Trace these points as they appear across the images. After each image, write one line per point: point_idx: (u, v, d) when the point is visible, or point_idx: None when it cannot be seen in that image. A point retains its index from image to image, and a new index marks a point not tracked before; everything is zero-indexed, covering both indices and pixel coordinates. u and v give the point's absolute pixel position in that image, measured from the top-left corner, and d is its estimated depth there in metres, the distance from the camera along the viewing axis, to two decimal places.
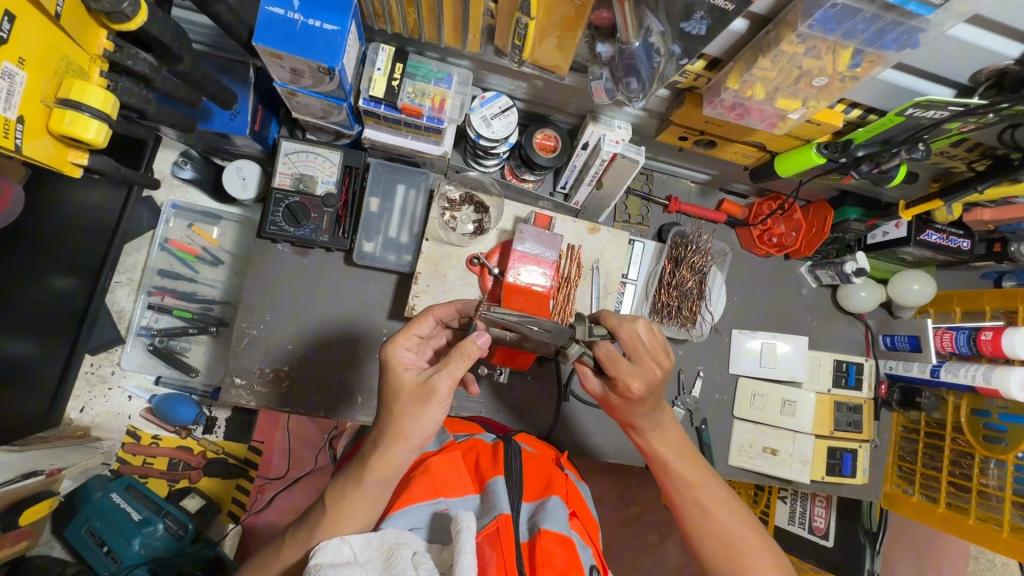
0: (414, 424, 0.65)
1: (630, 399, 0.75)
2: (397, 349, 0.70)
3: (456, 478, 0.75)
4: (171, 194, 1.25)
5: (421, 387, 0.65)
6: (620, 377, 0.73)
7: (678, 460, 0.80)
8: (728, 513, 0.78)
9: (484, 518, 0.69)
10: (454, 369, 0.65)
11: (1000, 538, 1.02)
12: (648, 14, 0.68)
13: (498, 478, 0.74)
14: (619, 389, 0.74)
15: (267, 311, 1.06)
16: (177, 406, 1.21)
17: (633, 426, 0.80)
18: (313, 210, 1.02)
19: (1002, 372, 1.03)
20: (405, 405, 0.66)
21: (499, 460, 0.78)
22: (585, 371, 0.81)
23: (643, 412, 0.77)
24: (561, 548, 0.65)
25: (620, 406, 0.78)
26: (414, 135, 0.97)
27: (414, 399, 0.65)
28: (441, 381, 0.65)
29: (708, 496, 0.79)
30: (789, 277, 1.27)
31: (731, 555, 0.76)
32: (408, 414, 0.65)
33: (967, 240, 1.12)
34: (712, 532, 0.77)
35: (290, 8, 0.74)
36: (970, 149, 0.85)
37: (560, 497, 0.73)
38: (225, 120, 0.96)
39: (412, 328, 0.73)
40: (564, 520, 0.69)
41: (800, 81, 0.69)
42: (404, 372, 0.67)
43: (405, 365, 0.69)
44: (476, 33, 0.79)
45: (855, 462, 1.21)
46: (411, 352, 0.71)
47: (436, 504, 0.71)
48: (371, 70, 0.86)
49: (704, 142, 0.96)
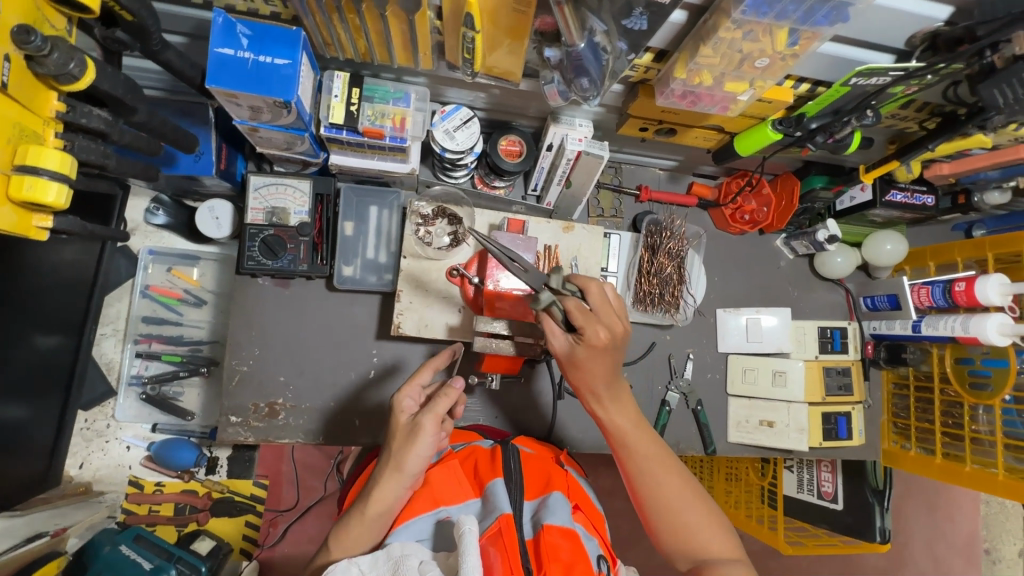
0: (408, 458, 0.70)
1: (595, 353, 0.77)
2: (401, 395, 0.76)
3: (454, 485, 0.76)
4: (146, 241, 1.25)
5: (410, 426, 0.72)
6: (589, 327, 0.76)
7: (633, 432, 0.83)
8: (679, 488, 0.81)
9: (486, 521, 0.70)
10: (437, 407, 0.72)
11: (998, 481, 1.05)
12: (589, 15, 0.69)
13: (498, 480, 0.75)
14: (585, 339, 0.76)
15: (256, 346, 1.06)
16: (177, 450, 1.21)
17: (600, 391, 0.81)
18: (289, 241, 1.03)
19: (979, 320, 1.05)
20: (397, 444, 0.72)
21: (496, 463, 0.79)
22: (551, 325, 0.79)
23: (603, 374, 0.80)
24: (564, 540, 0.66)
25: (583, 366, 0.79)
26: (380, 156, 0.98)
27: (404, 438, 0.72)
28: (425, 417, 0.71)
29: (660, 467, 0.82)
30: (765, 251, 1.30)
31: (679, 526, 0.79)
32: (400, 452, 0.71)
33: (932, 196, 1.14)
34: (663, 503, 0.80)
35: (239, 47, 0.74)
36: (919, 109, 0.87)
37: (561, 493, 0.75)
38: (191, 162, 0.96)
39: (416, 376, 0.79)
40: (566, 513, 0.70)
41: (744, 64, 0.70)
42: (403, 414, 0.74)
43: (402, 410, 0.75)
44: (426, 51, 0.80)
45: (850, 424, 1.23)
46: (413, 398, 0.77)
47: (437, 513, 0.72)
48: (329, 98, 0.87)
49: (666, 130, 0.98)
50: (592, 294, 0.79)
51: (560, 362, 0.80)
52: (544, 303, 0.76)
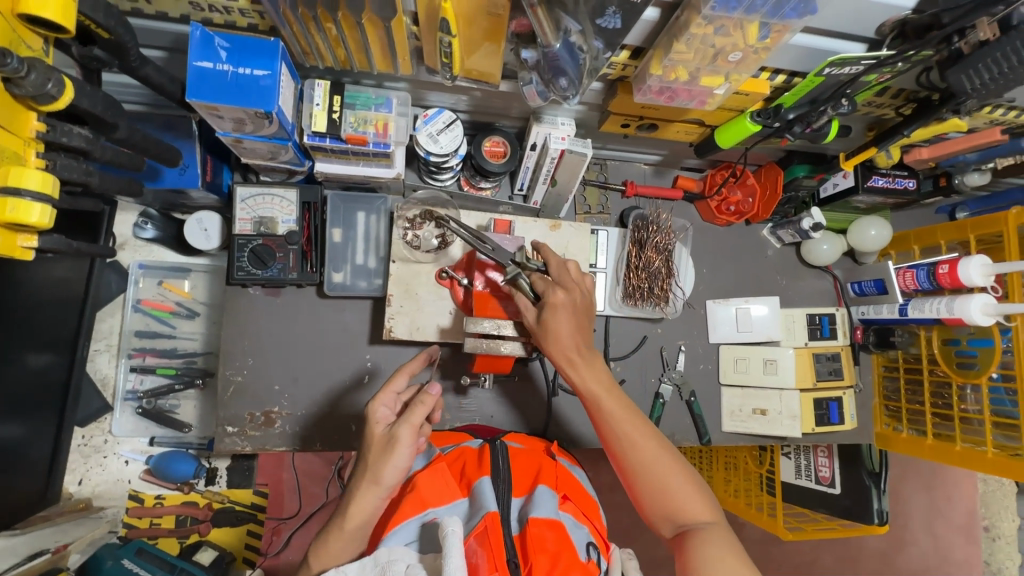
0: (384, 470, 0.71)
1: (560, 316, 0.85)
2: (376, 405, 0.77)
3: (442, 487, 0.77)
4: (136, 255, 1.25)
5: (386, 438, 0.73)
6: (549, 291, 0.86)
7: (607, 396, 0.84)
8: (656, 453, 0.81)
9: (473, 519, 0.72)
10: (413, 418, 0.73)
11: (986, 458, 1.05)
12: (563, 15, 0.70)
13: (484, 478, 0.77)
14: (549, 303, 0.85)
15: (250, 356, 1.06)
16: (175, 462, 1.22)
17: (574, 357, 0.85)
18: (278, 250, 1.04)
19: (963, 301, 1.06)
20: (374, 456, 0.73)
21: (484, 463, 0.81)
22: (523, 300, 0.88)
23: (572, 337, 0.85)
24: (550, 530, 0.69)
25: (551, 332, 0.85)
26: (365, 162, 0.98)
27: (380, 449, 0.73)
28: (401, 428, 0.72)
29: (636, 432, 0.82)
30: (752, 241, 1.31)
31: (656, 486, 0.79)
32: (377, 464, 0.72)
33: (914, 180, 1.15)
34: (640, 464, 0.80)
35: (218, 60, 0.74)
36: (894, 95, 0.88)
37: (547, 485, 0.77)
38: (176, 176, 0.96)
39: (390, 384, 0.80)
40: (552, 505, 0.73)
41: (717, 59, 0.71)
42: (379, 425, 0.76)
43: (378, 420, 0.76)
44: (405, 56, 0.80)
45: (842, 409, 1.25)
46: (388, 407, 0.78)
47: (424, 516, 0.73)
48: (310, 106, 0.87)
49: (647, 126, 0.99)
50: (554, 266, 0.90)
51: (533, 333, 0.87)
52: (511, 276, 0.87)
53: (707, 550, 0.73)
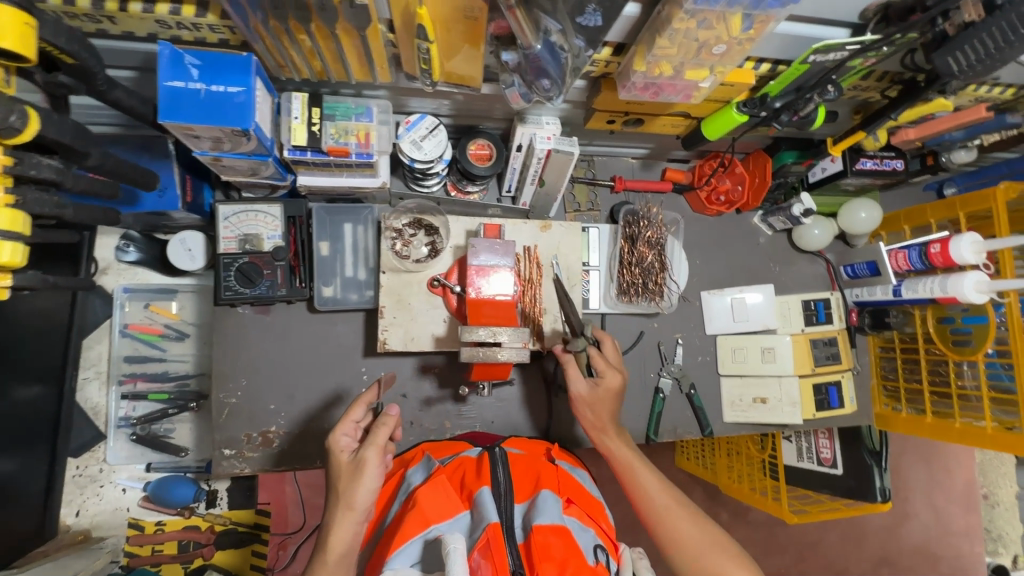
0: (357, 494, 0.77)
1: (609, 394, 0.96)
2: (336, 434, 0.82)
3: (443, 502, 0.76)
4: (120, 279, 1.22)
5: (354, 464, 0.79)
6: (608, 373, 0.96)
7: (639, 465, 0.91)
8: (692, 524, 0.84)
9: (476, 532, 0.72)
10: (375, 440, 0.80)
11: (986, 435, 1.06)
12: (543, 15, 0.68)
13: (484, 488, 0.76)
14: (606, 380, 0.95)
15: (243, 376, 1.05)
16: (173, 487, 1.21)
17: (607, 427, 0.96)
18: (265, 267, 1.02)
19: (956, 280, 1.06)
20: (345, 483, 0.78)
21: (483, 473, 0.81)
22: (575, 372, 0.95)
23: (609, 409, 0.96)
24: (555, 537, 0.68)
25: (595, 404, 0.96)
26: (349, 172, 0.96)
27: (350, 475, 0.78)
28: (368, 451, 0.79)
29: (671, 501, 0.86)
30: (744, 230, 1.31)
31: (691, 552, 0.81)
32: (350, 488, 0.77)
33: (901, 160, 1.14)
34: (673, 531, 0.83)
35: (190, 79, 0.72)
36: (879, 78, 0.88)
37: (550, 490, 0.77)
38: (155, 199, 0.94)
39: (350, 413, 0.84)
40: (555, 510, 0.73)
41: (701, 52, 0.70)
42: (343, 453, 0.81)
43: (343, 447, 0.82)
44: (383, 64, 0.78)
45: (841, 392, 1.25)
46: (349, 435, 0.83)
47: (428, 534, 0.72)
48: (289, 119, 0.85)
49: (633, 121, 0.98)
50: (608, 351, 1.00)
51: (578, 401, 0.96)
52: (575, 347, 0.96)
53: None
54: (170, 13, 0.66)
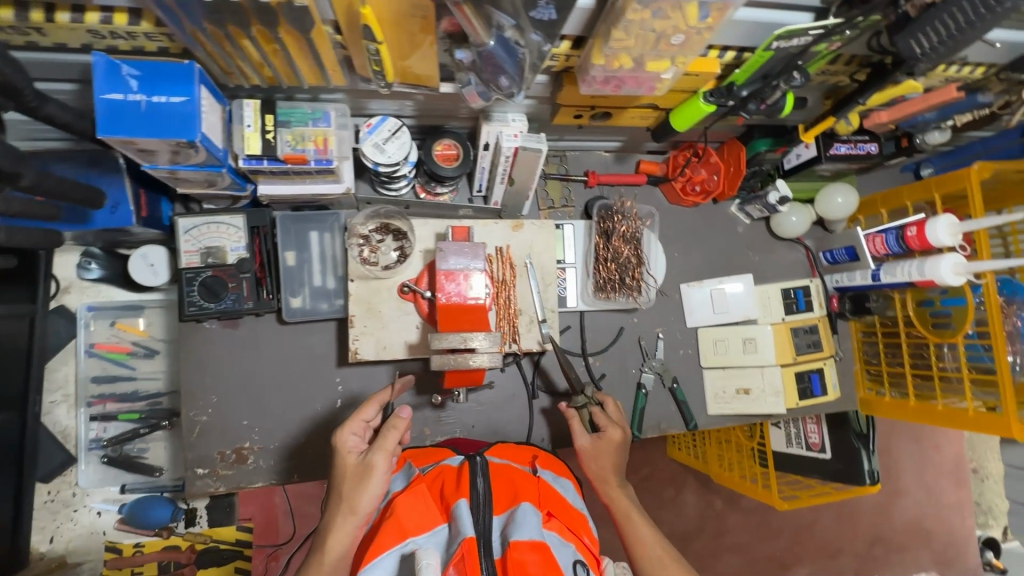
0: (361, 499, 0.77)
1: (610, 447, 0.96)
2: (345, 434, 0.83)
3: (422, 513, 0.75)
4: (83, 298, 1.18)
5: (360, 468, 0.79)
6: (609, 428, 0.98)
7: (636, 516, 0.89)
8: None
9: (453, 547, 0.70)
10: (383, 445, 0.79)
11: (967, 417, 1.05)
12: (494, 11, 0.66)
13: (462, 501, 0.74)
14: (607, 434, 0.97)
15: (213, 393, 1.02)
16: (151, 508, 1.19)
17: (609, 476, 0.94)
18: (230, 280, 0.98)
19: (933, 263, 1.05)
20: (349, 486, 0.78)
21: (462, 483, 0.78)
22: (579, 427, 0.98)
23: (609, 458, 0.95)
24: (533, 554, 0.66)
25: (597, 455, 0.95)
26: (311, 179, 0.93)
27: (355, 479, 0.78)
28: (375, 457, 0.78)
29: (665, 554, 0.84)
30: (721, 219, 1.29)
31: None
32: (353, 492, 0.77)
33: (875, 143, 1.13)
34: None
35: (129, 91, 0.68)
36: (847, 62, 0.86)
37: (530, 504, 0.74)
38: (107, 215, 0.90)
39: (360, 413, 0.86)
40: (535, 525, 0.70)
41: (660, 43, 0.68)
42: (350, 455, 0.81)
43: (349, 449, 0.82)
44: (334, 67, 0.76)
45: (824, 379, 1.24)
46: (357, 436, 0.84)
47: (404, 547, 0.71)
48: (241, 128, 0.82)
49: (601, 115, 0.96)
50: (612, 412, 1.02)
51: (581, 453, 0.97)
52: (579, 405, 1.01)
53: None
54: (100, 22, 0.63)
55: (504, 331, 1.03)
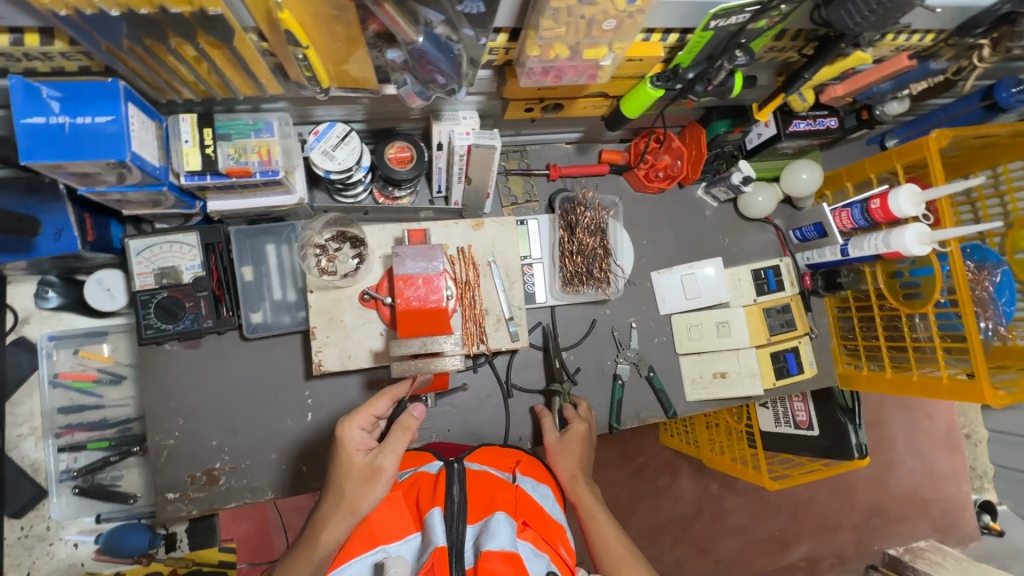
0: (363, 501, 0.77)
1: (577, 442, 0.99)
2: (351, 429, 0.82)
3: (396, 522, 0.74)
4: (45, 327, 1.17)
5: (369, 468, 0.79)
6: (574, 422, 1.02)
7: (600, 513, 0.90)
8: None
9: (423, 555, 0.69)
10: (394, 446, 0.80)
11: (940, 386, 1.05)
12: (420, 7, 0.64)
13: (435, 510, 0.72)
14: (576, 429, 1.00)
15: (179, 416, 1.00)
16: (126, 535, 1.18)
17: (577, 474, 0.95)
18: (187, 300, 0.97)
19: (898, 234, 1.05)
20: (352, 484, 0.78)
21: (438, 491, 0.76)
22: (549, 424, 1.04)
23: (576, 452, 0.98)
24: (504, 565, 0.65)
25: (562, 453, 0.98)
26: (262, 192, 0.91)
27: (361, 477, 0.78)
28: (385, 460, 0.79)
29: (627, 554, 0.85)
30: (688, 204, 1.28)
31: None
32: (357, 491, 0.77)
33: (834, 117, 1.12)
34: None
35: (51, 113, 0.67)
36: (794, 37, 0.85)
37: (504, 512, 0.72)
38: (51, 242, 0.89)
39: (370, 406, 0.84)
40: (508, 535, 0.68)
41: (592, 29, 0.67)
42: (358, 453, 0.81)
43: (356, 446, 0.81)
44: (267, 75, 0.74)
45: (799, 358, 1.24)
46: (363, 431, 0.83)
47: (375, 554, 0.71)
48: (180, 144, 0.80)
49: (553, 107, 0.94)
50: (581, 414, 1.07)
51: (549, 450, 0.99)
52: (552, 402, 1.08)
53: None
54: (11, 44, 0.61)
55: (471, 331, 1.01)
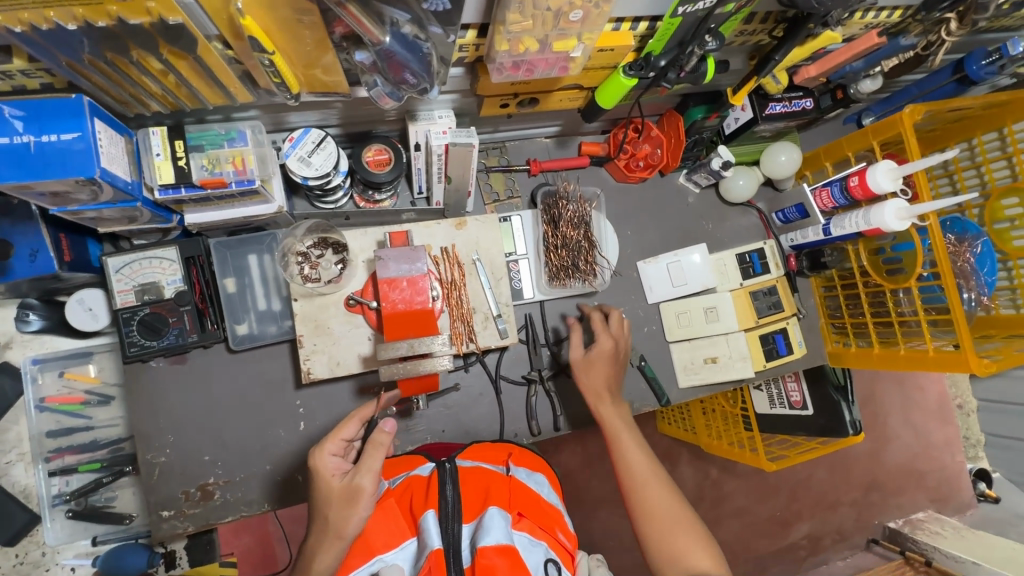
0: (348, 524, 0.74)
1: (603, 359, 1.00)
2: (324, 456, 0.81)
3: (391, 530, 0.74)
4: (28, 351, 1.16)
5: (347, 490, 0.76)
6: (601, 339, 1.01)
7: (625, 433, 0.94)
8: (669, 494, 0.86)
9: (421, 559, 0.70)
10: (370, 465, 0.77)
11: (928, 358, 1.06)
12: (385, 7, 0.64)
13: (429, 513, 0.73)
14: (601, 347, 1.00)
15: (169, 432, 0.99)
16: (124, 557, 1.15)
17: (603, 394, 0.98)
18: (170, 315, 0.96)
19: (878, 210, 1.06)
20: (335, 509, 0.76)
21: (431, 494, 0.76)
22: (575, 340, 1.03)
23: (604, 375, 1.00)
24: (500, 558, 0.65)
25: (588, 375, 1.00)
26: (239, 203, 0.90)
27: (341, 502, 0.76)
28: (363, 480, 0.76)
29: (650, 473, 0.88)
30: (670, 192, 1.28)
31: (665, 526, 0.83)
32: (339, 516, 0.75)
33: (810, 99, 1.13)
34: (653, 502, 0.85)
35: (15, 133, 0.66)
36: (763, 20, 0.86)
37: (498, 507, 0.72)
38: (27, 264, 0.88)
39: (339, 432, 0.83)
40: (503, 528, 0.69)
41: (560, 21, 0.66)
42: (333, 478, 0.79)
43: (332, 472, 0.80)
44: (235, 84, 0.73)
45: (788, 338, 1.24)
46: (337, 456, 0.82)
47: (373, 565, 0.70)
48: (151, 157, 0.79)
49: (528, 101, 0.94)
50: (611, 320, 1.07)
51: (574, 367, 1.01)
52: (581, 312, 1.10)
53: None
54: None
55: (460, 331, 1.01)
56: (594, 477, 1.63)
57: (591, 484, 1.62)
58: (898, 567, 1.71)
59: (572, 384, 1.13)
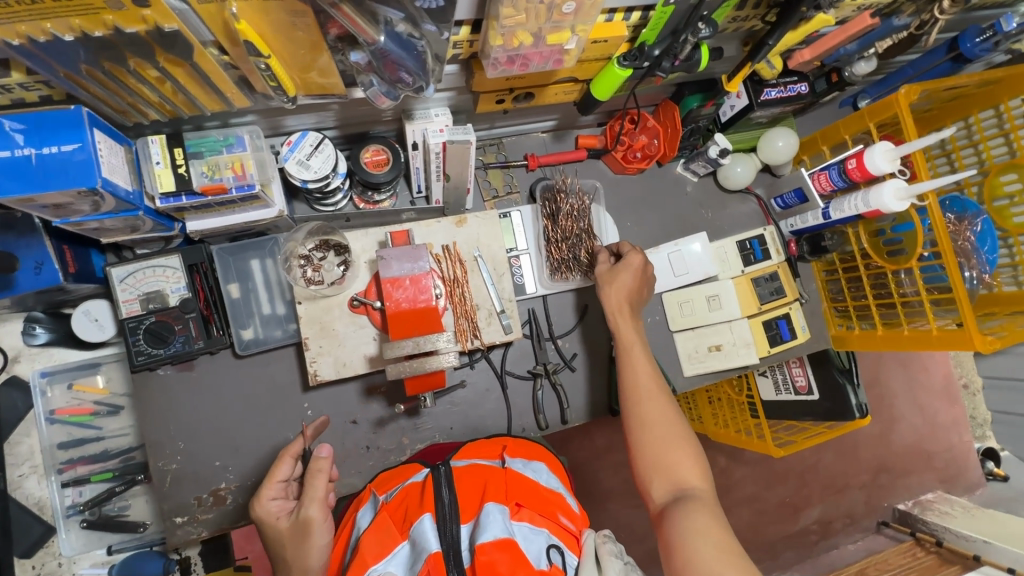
0: (311, 553, 0.82)
1: (631, 269, 1.02)
2: (265, 503, 0.85)
3: (382, 540, 0.72)
4: (36, 364, 1.16)
5: (299, 525, 0.83)
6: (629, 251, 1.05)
7: (636, 348, 0.97)
8: (669, 411, 0.89)
9: (417, 564, 0.69)
10: (314, 496, 0.83)
11: (932, 338, 1.05)
12: (379, 6, 0.63)
13: (425, 517, 0.73)
14: (630, 258, 1.04)
15: (179, 439, 1.00)
16: (142, 562, 1.19)
17: (623, 306, 1.00)
18: (176, 323, 0.96)
19: (876, 191, 1.05)
20: (295, 546, 0.83)
21: (426, 498, 0.76)
22: (602, 256, 1.07)
23: (626, 283, 1.02)
24: (500, 552, 0.66)
25: (611, 289, 1.01)
26: (241, 208, 0.90)
27: (299, 537, 0.83)
28: (310, 510, 0.83)
29: (655, 388, 0.91)
30: (669, 182, 1.28)
31: (660, 437, 0.86)
32: (300, 550, 0.82)
33: (806, 83, 1.12)
34: (652, 415, 0.88)
35: (16, 146, 0.66)
36: (755, 6, 0.86)
37: (495, 502, 0.73)
38: (32, 277, 0.89)
39: (274, 475, 0.87)
40: (501, 523, 0.69)
41: (553, 14, 0.66)
42: (280, 519, 0.85)
43: (277, 514, 0.85)
44: (232, 89, 0.73)
45: (792, 324, 1.25)
46: (279, 498, 0.87)
47: None
48: (151, 166, 0.79)
49: (524, 95, 0.94)
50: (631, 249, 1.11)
51: (600, 278, 1.04)
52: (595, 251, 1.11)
53: (691, 521, 0.75)
54: None
55: (464, 328, 1.02)
56: (603, 470, 1.63)
57: (600, 477, 1.63)
58: (909, 548, 1.72)
59: (577, 377, 1.15)
